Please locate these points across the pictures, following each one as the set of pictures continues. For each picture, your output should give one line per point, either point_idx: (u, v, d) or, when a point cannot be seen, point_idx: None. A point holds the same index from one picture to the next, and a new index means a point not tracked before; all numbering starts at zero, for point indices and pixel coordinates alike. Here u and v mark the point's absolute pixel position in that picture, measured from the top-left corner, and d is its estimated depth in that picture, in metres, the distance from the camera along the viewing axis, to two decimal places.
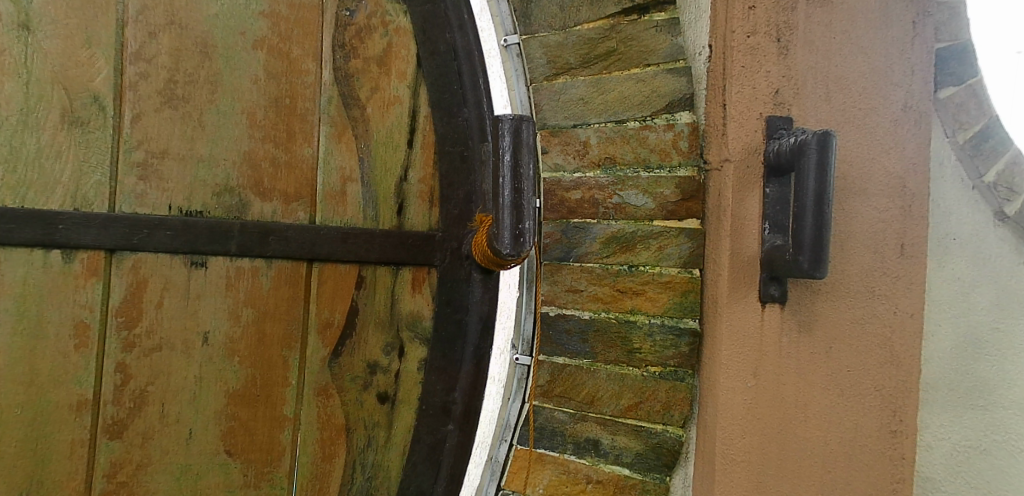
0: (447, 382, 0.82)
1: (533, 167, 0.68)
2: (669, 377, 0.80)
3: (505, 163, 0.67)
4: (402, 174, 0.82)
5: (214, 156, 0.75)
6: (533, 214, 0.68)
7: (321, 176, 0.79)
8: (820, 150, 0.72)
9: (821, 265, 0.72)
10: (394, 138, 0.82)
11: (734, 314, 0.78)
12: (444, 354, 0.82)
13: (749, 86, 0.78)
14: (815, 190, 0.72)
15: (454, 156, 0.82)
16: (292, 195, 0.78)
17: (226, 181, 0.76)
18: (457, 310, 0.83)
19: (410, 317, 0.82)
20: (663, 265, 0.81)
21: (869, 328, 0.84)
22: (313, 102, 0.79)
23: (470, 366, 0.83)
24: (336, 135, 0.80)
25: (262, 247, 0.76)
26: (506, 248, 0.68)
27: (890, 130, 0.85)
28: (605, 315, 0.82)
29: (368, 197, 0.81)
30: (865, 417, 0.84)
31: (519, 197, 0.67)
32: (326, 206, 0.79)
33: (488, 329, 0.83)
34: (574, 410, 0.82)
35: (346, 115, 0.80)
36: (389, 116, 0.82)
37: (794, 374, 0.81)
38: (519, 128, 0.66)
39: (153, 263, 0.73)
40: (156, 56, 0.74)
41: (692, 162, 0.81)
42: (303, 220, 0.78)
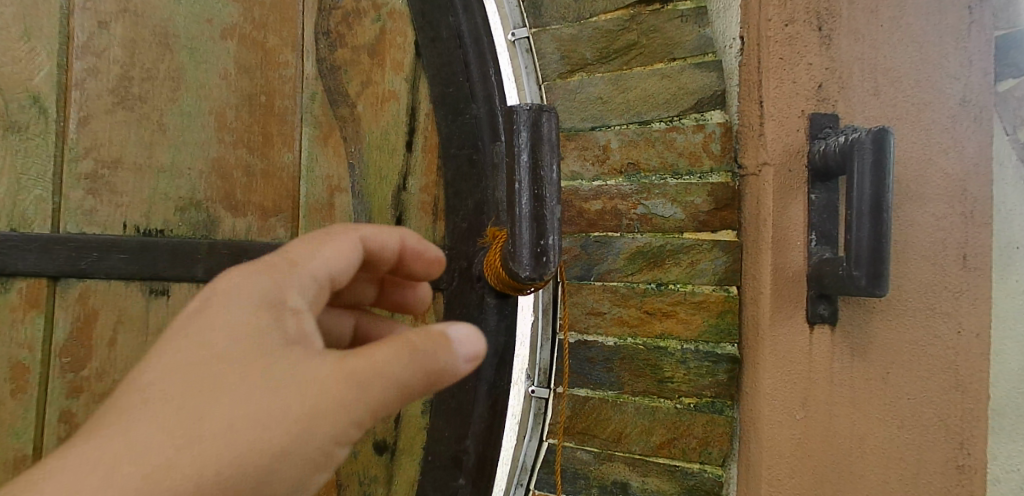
0: (457, 429, 0.74)
1: (555, 170, 0.59)
2: (705, 409, 0.71)
3: (522, 164, 0.58)
4: (400, 183, 0.74)
5: (178, 165, 0.70)
6: (558, 227, 0.59)
7: (304, 186, 0.73)
8: (876, 149, 0.62)
9: (881, 281, 0.62)
10: (391, 141, 0.74)
11: (778, 336, 0.68)
12: (454, 395, 0.74)
13: (788, 82, 0.69)
14: (871, 195, 0.63)
15: (462, 159, 0.73)
16: (270, 209, 0.72)
17: (192, 193, 0.70)
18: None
19: None
20: (695, 283, 0.72)
21: (930, 351, 0.75)
22: (292, 99, 0.73)
23: (484, 407, 0.74)
24: (322, 138, 0.73)
25: None
26: (525, 269, 0.59)
27: (946, 127, 0.76)
28: (632, 340, 0.73)
29: (360, 209, 0.73)
30: (929, 451, 0.74)
31: (540, 207, 0.58)
32: (311, 220, 0.73)
33: (504, 364, 0.74)
34: (599, 449, 0.73)
35: (332, 115, 0.73)
36: (383, 115, 0.74)
37: (848, 404, 0.71)
38: (538, 120, 0.58)
39: (103, 292, 0.68)
40: (107, 49, 0.69)
41: (725, 167, 0.72)
42: (284, 237, 0.72)
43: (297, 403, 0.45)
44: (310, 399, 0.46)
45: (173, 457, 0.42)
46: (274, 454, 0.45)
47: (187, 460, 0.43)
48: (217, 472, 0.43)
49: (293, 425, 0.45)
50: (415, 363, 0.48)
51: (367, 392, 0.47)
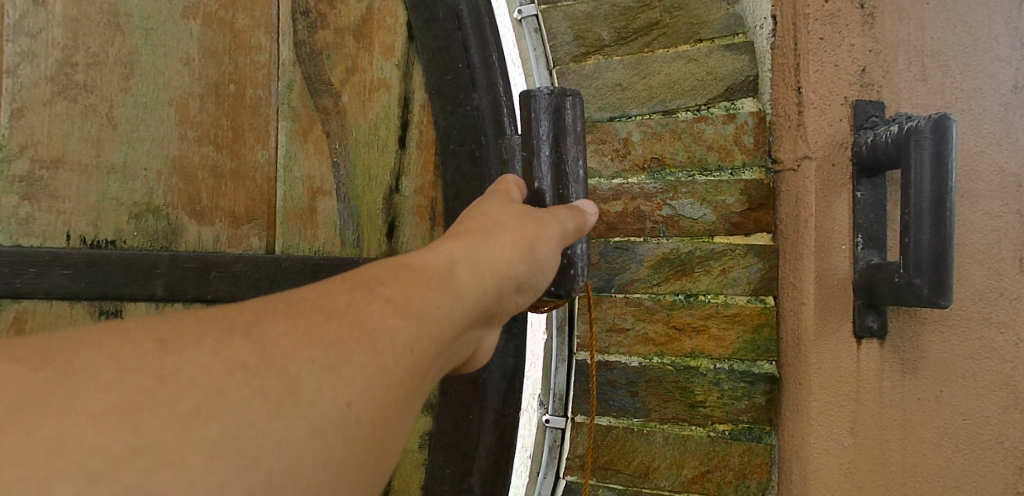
0: (458, 464, 0.68)
1: (581, 166, 0.53)
2: (742, 437, 0.63)
3: (543, 159, 0.52)
4: (393, 183, 0.69)
5: (131, 166, 0.63)
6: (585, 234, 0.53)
7: (281, 188, 0.67)
8: (936, 139, 0.55)
9: (945, 290, 0.54)
10: (381, 136, 0.69)
11: (823, 354, 0.61)
12: (456, 427, 0.68)
13: (829, 65, 0.61)
14: (933, 189, 0.54)
15: (464, 157, 0.68)
16: (242, 216, 0.65)
17: (149, 197, 0.63)
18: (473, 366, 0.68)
19: None
20: (728, 293, 0.64)
21: (986, 366, 0.67)
22: (266, 88, 0.67)
23: (491, 439, 0.68)
24: (302, 134, 0.67)
25: (200, 287, 0.62)
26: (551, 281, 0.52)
27: (999, 116, 0.68)
28: (659, 360, 0.65)
29: (347, 215, 0.68)
30: (988, 479, 0.66)
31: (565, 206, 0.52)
32: (289, 227, 0.67)
33: (511, 392, 0.69)
34: (624, 485, 0.65)
35: (315, 107, 0.68)
36: (372, 106, 0.69)
37: (900, 428, 0.63)
38: (561, 106, 0.51)
39: (42, 315, 0.60)
40: (44, 30, 0.61)
41: (758, 161, 0.64)
42: (257, 247, 0.65)
43: (528, 231, 0.47)
44: (533, 228, 0.47)
45: (449, 268, 0.42)
46: (512, 271, 0.46)
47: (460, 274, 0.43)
48: (478, 282, 0.44)
49: (528, 250, 0.46)
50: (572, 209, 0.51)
51: (566, 227, 0.49)
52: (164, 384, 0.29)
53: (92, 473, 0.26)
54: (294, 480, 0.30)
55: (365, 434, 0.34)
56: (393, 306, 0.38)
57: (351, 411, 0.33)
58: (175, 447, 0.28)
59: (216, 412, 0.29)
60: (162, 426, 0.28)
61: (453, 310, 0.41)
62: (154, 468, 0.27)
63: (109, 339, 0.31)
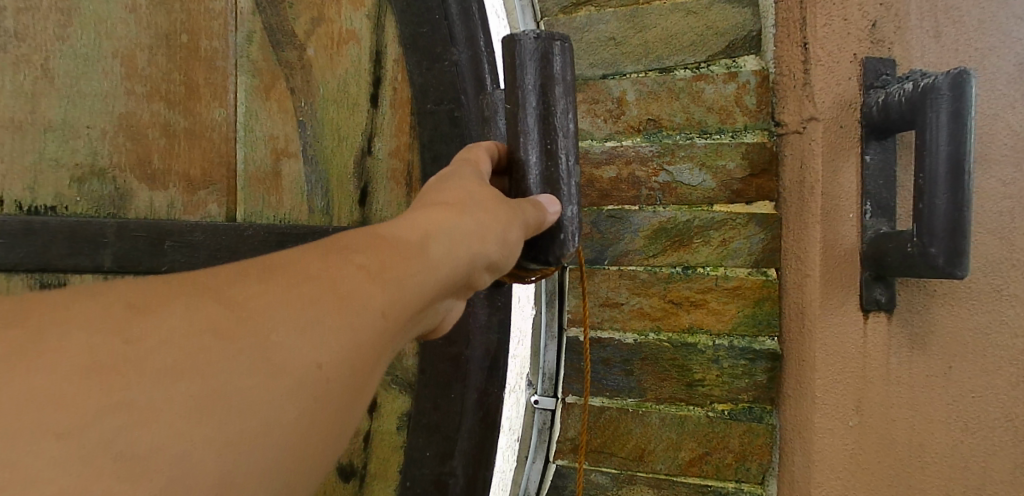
0: (437, 447, 0.62)
1: (570, 119, 0.48)
2: (741, 417, 0.60)
3: (529, 112, 0.47)
4: (365, 145, 0.65)
5: (75, 122, 0.65)
6: (575, 194, 0.48)
7: (242, 151, 0.65)
8: (954, 94, 0.50)
9: (961, 260, 0.50)
10: (351, 94, 0.65)
11: (829, 330, 0.57)
12: (436, 406, 0.62)
13: (839, 19, 0.57)
14: (952, 150, 0.50)
15: (442, 117, 0.62)
16: (198, 179, 0.65)
17: (93, 159, 0.64)
18: (454, 342, 0.62)
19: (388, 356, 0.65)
20: (727, 266, 0.60)
21: (996, 341, 0.64)
22: (222, 39, 0.65)
23: (473, 421, 0.62)
24: (263, 90, 0.65)
25: (155, 258, 0.62)
26: (538, 248, 0.47)
27: (1014, 77, 0.65)
28: (655, 337, 0.61)
29: (315, 178, 0.65)
30: (996, 458, 0.64)
31: (553, 165, 0.47)
32: (250, 191, 0.65)
33: (496, 370, 0.62)
34: (618, 468, 0.61)
35: (275, 60, 0.65)
36: (341, 62, 0.65)
37: (907, 407, 0.60)
38: (549, 52, 0.46)
39: None
40: None
41: (760, 124, 0.60)
42: (215, 214, 0.65)
43: (507, 213, 0.42)
44: (509, 210, 0.42)
45: (430, 240, 0.38)
46: (484, 252, 0.41)
47: (441, 237, 0.39)
48: (458, 254, 0.39)
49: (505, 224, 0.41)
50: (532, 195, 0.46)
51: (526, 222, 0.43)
52: (131, 345, 0.26)
53: (52, 435, 0.23)
54: (263, 444, 0.27)
55: (334, 396, 0.30)
56: (368, 272, 0.34)
57: (321, 373, 0.30)
58: (149, 410, 0.25)
59: (198, 370, 0.26)
60: (140, 389, 0.25)
61: (430, 282, 0.37)
62: (119, 427, 0.24)
63: (75, 301, 0.27)
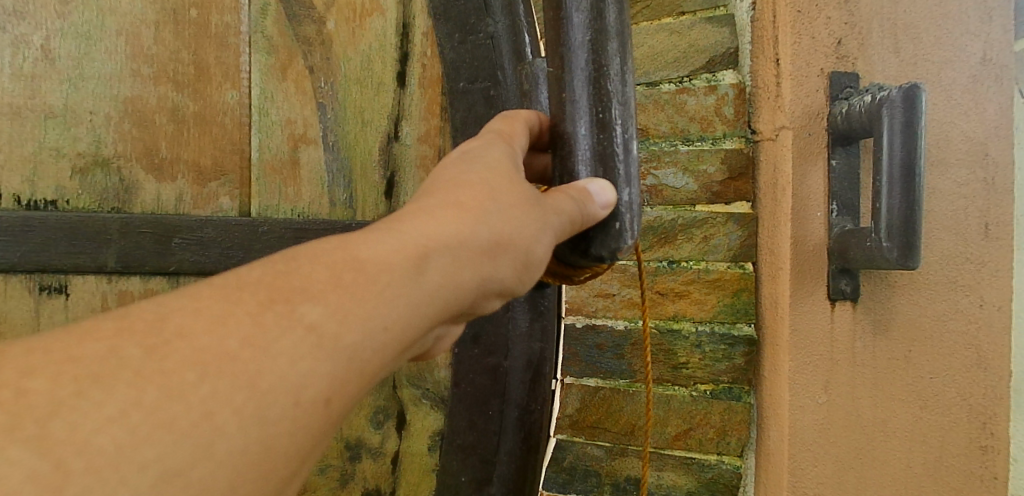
0: (473, 472, 0.67)
1: (626, 84, 0.45)
2: (722, 396, 0.66)
3: (582, 76, 0.45)
4: (392, 130, 0.73)
5: (78, 108, 0.69)
6: (631, 168, 0.45)
7: (259, 137, 0.72)
8: (905, 107, 0.57)
9: (914, 252, 0.57)
10: (376, 72, 0.72)
11: (800, 317, 0.63)
12: (472, 424, 0.67)
13: (807, 37, 0.63)
14: (904, 158, 0.57)
15: (475, 96, 0.67)
16: (207, 175, 0.71)
17: (97, 148, 0.69)
18: (493, 352, 0.67)
19: (414, 374, 0.74)
20: (709, 260, 0.66)
21: (951, 326, 0.71)
22: (234, 14, 0.71)
23: (513, 443, 0.66)
24: (280, 68, 0.71)
25: (166, 258, 0.68)
26: (590, 241, 0.46)
27: (967, 88, 0.72)
28: (643, 324, 0.67)
29: (337, 169, 0.72)
30: (952, 432, 0.71)
31: (608, 134, 0.45)
32: (266, 183, 0.72)
33: (537, 382, 0.66)
34: (611, 443, 0.67)
35: (293, 37, 0.71)
36: (364, 35, 0.72)
37: (871, 386, 0.67)
38: (602, 9, 0.45)
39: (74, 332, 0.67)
40: None
41: (738, 132, 0.66)
42: (228, 208, 0.71)
43: (526, 228, 0.41)
44: (519, 228, 0.40)
45: (403, 271, 0.35)
46: (493, 272, 0.40)
47: (434, 270, 0.36)
48: (454, 279, 0.37)
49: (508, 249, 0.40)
50: (581, 181, 0.45)
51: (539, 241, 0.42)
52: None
53: None
54: None
55: None
56: (314, 333, 0.32)
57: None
58: None
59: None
60: None
61: (396, 330, 0.35)
62: None
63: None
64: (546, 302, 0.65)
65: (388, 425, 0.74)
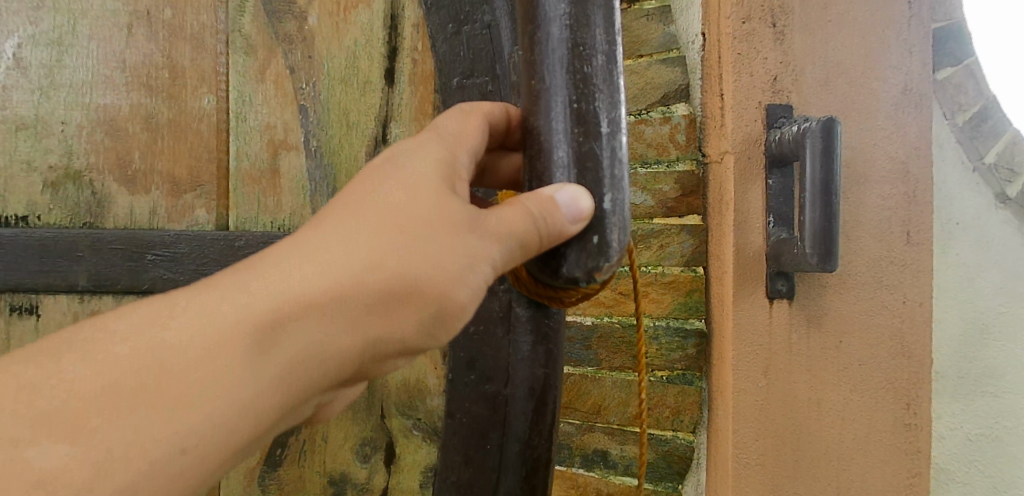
0: None
1: (609, 76, 0.47)
2: (676, 380, 0.77)
3: (560, 64, 0.47)
4: (378, 132, 0.76)
5: (49, 121, 0.79)
6: (614, 159, 0.47)
7: (237, 141, 0.78)
8: (824, 135, 0.68)
9: (831, 257, 0.69)
10: (361, 69, 0.76)
11: (741, 314, 0.75)
12: (467, 455, 0.69)
13: (746, 75, 0.75)
14: (822, 179, 0.69)
15: (473, 91, 0.69)
16: (184, 182, 0.78)
17: (68, 162, 0.79)
18: (489, 380, 0.68)
19: (406, 401, 0.77)
20: (665, 265, 0.78)
21: (879, 320, 0.82)
22: (210, 15, 0.77)
23: (513, 479, 0.66)
24: (258, 69, 0.77)
25: (143, 269, 0.75)
26: (564, 256, 0.47)
27: (890, 114, 0.83)
28: (608, 319, 0.78)
29: (320, 173, 0.77)
30: (879, 412, 0.82)
31: (591, 123, 0.46)
32: (246, 188, 0.78)
33: (539, 416, 0.66)
34: (581, 420, 0.78)
35: (274, 35, 0.76)
36: (348, 29, 0.76)
37: (805, 370, 0.78)
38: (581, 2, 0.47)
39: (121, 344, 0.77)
40: None
41: (690, 155, 0.78)
42: (204, 219, 0.77)
43: (447, 259, 0.46)
44: (429, 266, 0.46)
45: (300, 305, 0.43)
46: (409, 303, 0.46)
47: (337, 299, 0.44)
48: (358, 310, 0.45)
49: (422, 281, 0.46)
50: (551, 187, 0.46)
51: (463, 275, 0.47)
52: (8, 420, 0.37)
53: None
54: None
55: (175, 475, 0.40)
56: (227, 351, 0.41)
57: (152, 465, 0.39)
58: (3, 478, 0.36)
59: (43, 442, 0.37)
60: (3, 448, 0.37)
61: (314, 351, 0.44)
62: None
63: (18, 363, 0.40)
64: (550, 323, 0.65)
65: (377, 457, 0.78)
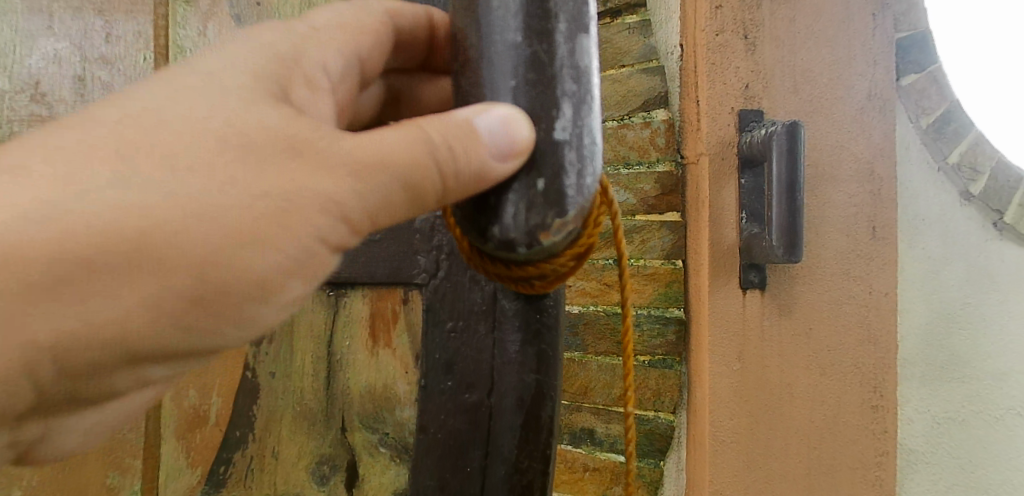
0: None
1: None
2: (657, 365, 0.84)
3: None
4: None
5: None
6: (569, 87, 0.36)
7: None
8: (789, 137, 0.75)
9: (795, 249, 0.75)
10: None
11: (716, 303, 0.81)
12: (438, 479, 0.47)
13: (719, 83, 0.81)
14: (787, 177, 0.76)
15: None
16: None
17: None
18: (469, 386, 0.46)
19: (374, 407, 0.52)
20: (646, 258, 0.85)
21: (846, 308, 0.88)
22: None
23: None
24: None
25: None
26: (494, 210, 0.37)
27: (856, 118, 0.89)
28: (594, 308, 0.84)
29: None
30: (847, 394, 0.88)
31: (541, 36, 0.36)
32: None
33: (535, 427, 0.44)
34: (569, 401, 0.85)
35: None
36: None
37: (777, 355, 0.84)
38: None
39: None
40: None
41: (669, 157, 0.84)
42: None
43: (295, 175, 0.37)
44: (255, 178, 0.36)
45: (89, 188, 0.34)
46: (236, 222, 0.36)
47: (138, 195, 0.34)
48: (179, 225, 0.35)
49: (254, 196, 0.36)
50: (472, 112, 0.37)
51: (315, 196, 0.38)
52: None
53: None
54: None
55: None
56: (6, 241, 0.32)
57: None
58: None
59: None
60: None
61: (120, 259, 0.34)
62: None
63: None
64: (545, 318, 0.44)
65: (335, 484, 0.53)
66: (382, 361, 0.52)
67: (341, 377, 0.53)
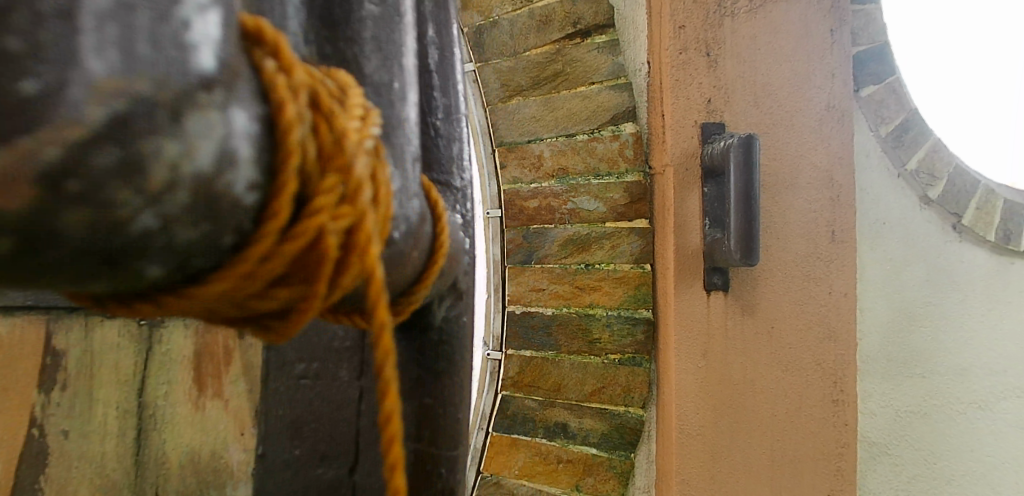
0: None
1: None
2: (627, 362, 0.89)
3: None
4: None
5: None
6: None
7: None
8: (744, 149, 0.80)
9: (751, 253, 0.80)
10: None
11: (681, 303, 0.87)
12: None
13: (683, 98, 0.87)
14: (743, 186, 0.81)
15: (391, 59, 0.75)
16: None
17: None
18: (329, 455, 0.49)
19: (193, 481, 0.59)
20: (615, 262, 0.90)
21: (807, 308, 0.94)
22: None
23: None
24: None
25: None
26: None
27: (815, 128, 0.95)
28: (566, 310, 0.92)
29: None
30: (809, 389, 0.94)
31: None
32: None
33: None
34: (543, 397, 0.93)
35: None
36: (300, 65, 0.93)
37: (739, 353, 0.89)
38: None
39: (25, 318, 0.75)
40: None
41: (638, 168, 0.90)
42: None
43: None
44: None
45: None
46: None
47: None
48: None
49: None
50: None
51: None
52: None
53: None
54: None
55: None
56: None
57: None
58: None
59: None
60: None
61: None
62: None
63: None
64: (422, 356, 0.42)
65: None
66: (210, 422, 0.60)
67: (156, 441, 0.60)
